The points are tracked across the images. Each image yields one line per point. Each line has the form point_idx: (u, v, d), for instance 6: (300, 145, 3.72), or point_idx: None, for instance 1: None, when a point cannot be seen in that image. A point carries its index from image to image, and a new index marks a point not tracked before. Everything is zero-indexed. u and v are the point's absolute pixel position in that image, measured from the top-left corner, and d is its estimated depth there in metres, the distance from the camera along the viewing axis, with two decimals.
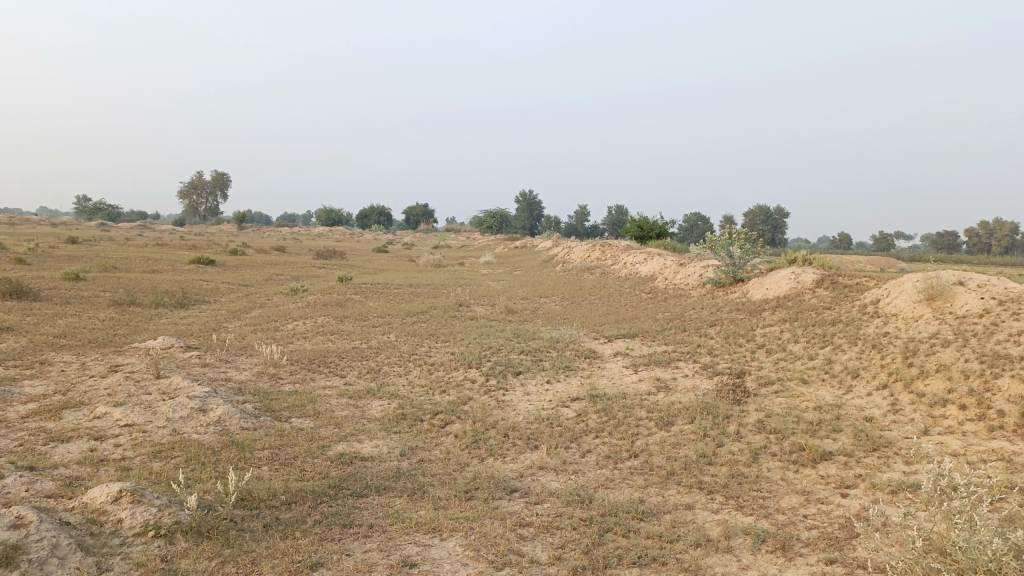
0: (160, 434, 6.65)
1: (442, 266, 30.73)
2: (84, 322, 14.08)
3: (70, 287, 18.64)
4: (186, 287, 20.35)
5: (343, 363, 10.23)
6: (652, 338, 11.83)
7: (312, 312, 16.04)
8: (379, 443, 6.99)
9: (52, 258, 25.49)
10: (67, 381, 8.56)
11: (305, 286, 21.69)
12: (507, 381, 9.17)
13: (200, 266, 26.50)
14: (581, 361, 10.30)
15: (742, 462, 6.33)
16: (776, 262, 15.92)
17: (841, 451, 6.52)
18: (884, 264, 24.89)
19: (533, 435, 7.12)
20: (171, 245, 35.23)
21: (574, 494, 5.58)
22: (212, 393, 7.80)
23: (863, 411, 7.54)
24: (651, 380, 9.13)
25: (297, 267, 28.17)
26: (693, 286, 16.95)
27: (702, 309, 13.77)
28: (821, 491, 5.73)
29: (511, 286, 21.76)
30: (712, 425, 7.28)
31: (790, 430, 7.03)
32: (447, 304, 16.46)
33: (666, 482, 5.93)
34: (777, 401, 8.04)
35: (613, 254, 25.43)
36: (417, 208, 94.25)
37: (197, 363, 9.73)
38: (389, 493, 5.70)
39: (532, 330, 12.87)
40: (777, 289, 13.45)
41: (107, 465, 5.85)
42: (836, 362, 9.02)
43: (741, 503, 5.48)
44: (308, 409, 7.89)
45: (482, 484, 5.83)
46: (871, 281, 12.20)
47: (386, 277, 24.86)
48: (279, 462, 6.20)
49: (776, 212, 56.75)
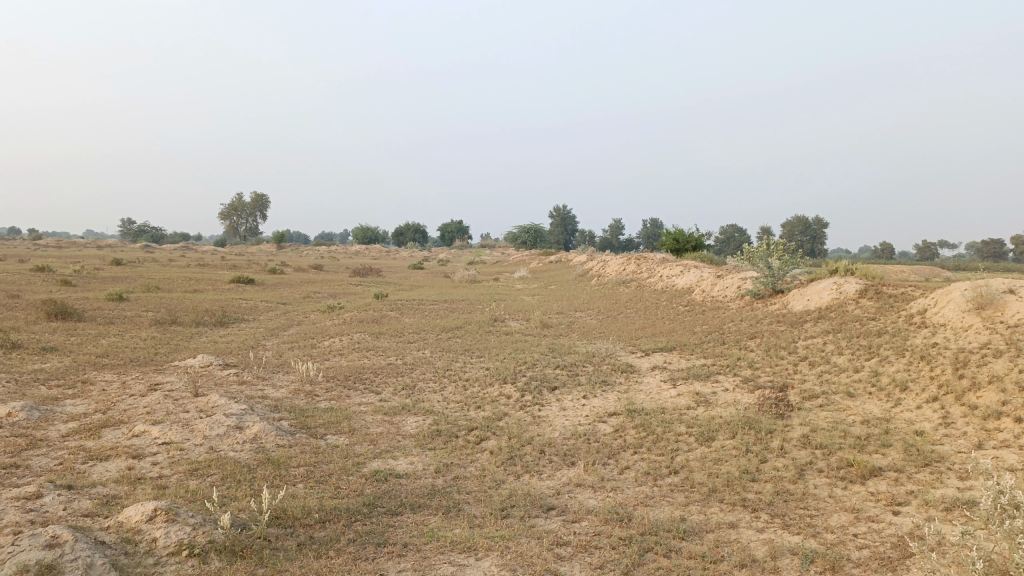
0: (197, 452, 6.67)
1: (477, 281, 30.74)
2: (126, 341, 14.31)
3: (113, 307, 19.01)
4: (225, 306, 20.62)
5: (378, 379, 10.21)
6: (691, 351, 11.62)
7: (349, 329, 16.10)
8: (414, 460, 6.92)
9: (96, 279, 26.07)
10: (107, 400, 8.66)
11: (341, 303, 21.83)
12: (543, 396, 9.05)
13: (239, 285, 26.88)
14: (618, 376, 10.14)
15: (787, 478, 6.12)
16: (817, 273, 15.57)
17: (891, 467, 6.26)
18: (928, 273, 24.27)
19: (570, 451, 6.99)
20: (211, 265, 35.87)
21: (613, 512, 5.44)
22: (249, 411, 7.82)
23: (912, 425, 7.27)
24: (690, 394, 8.94)
25: (334, 285, 28.41)
26: (732, 298, 16.67)
27: (741, 321, 13.50)
28: (871, 509, 5.49)
29: (547, 300, 21.66)
30: (755, 440, 7.07)
31: (836, 445, 6.80)
32: (482, 319, 16.41)
33: (707, 499, 5.75)
34: (822, 415, 7.79)
35: (649, 267, 25.19)
36: (452, 225, 94.73)
37: (234, 381, 9.79)
38: (424, 511, 5.62)
39: (568, 344, 12.74)
40: (818, 300, 13.14)
41: (144, 483, 5.87)
42: (882, 374, 8.73)
43: (788, 522, 5.28)
44: (343, 426, 7.87)
45: (518, 502, 5.72)
46: (917, 290, 11.84)
47: (421, 293, 24.93)
48: (313, 480, 6.16)
49: (815, 222, 55.85)
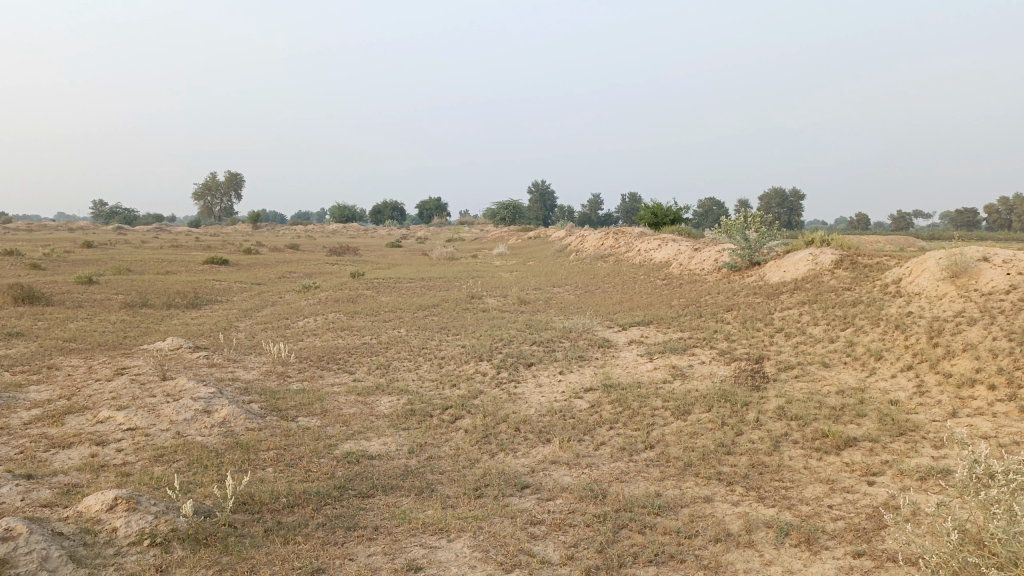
0: (163, 437, 6.51)
1: (455, 259, 30.53)
2: (95, 325, 14.03)
3: (83, 291, 18.63)
4: (198, 287, 20.29)
5: (352, 359, 10.07)
6: (667, 325, 11.58)
7: (324, 308, 15.89)
8: (387, 440, 6.80)
9: (66, 262, 25.56)
10: (72, 385, 8.45)
11: (317, 283, 21.58)
12: (519, 373, 8.96)
13: (213, 266, 26.50)
14: (595, 351, 10.07)
15: (763, 450, 6.09)
16: (793, 244, 15.58)
17: (866, 437, 6.25)
18: (903, 244, 24.44)
19: (545, 428, 6.91)
20: (185, 246, 35.33)
21: (588, 489, 5.37)
22: (217, 394, 7.65)
23: (887, 394, 7.26)
24: (666, 368, 8.89)
25: (310, 264, 28.08)
26: (709, 271, 16.65)
27: (718, 294, 13.48)
28: (847, 480, 5.47)
29: (525, 276, 21.55)
30: (731, 413, 7.02)
31: (812, 416, 6.78)
32: (459, 296, 16.27)
33: (683, 474, 5.70)
34: (797, 386, 7.77)
35: (627, 241, 25.13)
36: (430, 202, 94.10)
37: (205, 364, 9.60)
38: (397, 492, 5.52)
39: (545, 320, 12.66)
40: (794, 271, 13.15)
41: (107, 471, 5.71)
42: (858, 344, 8.73)
43: (763, 494, 5.24)
44: (315, 407, 7.73)
45: (492, 481, 5.63)
46: (892, 260, 11.86)
47: (398, 271, 24.72)
48: (283, 463, 6.02)
49: (791, 194, 56.12)
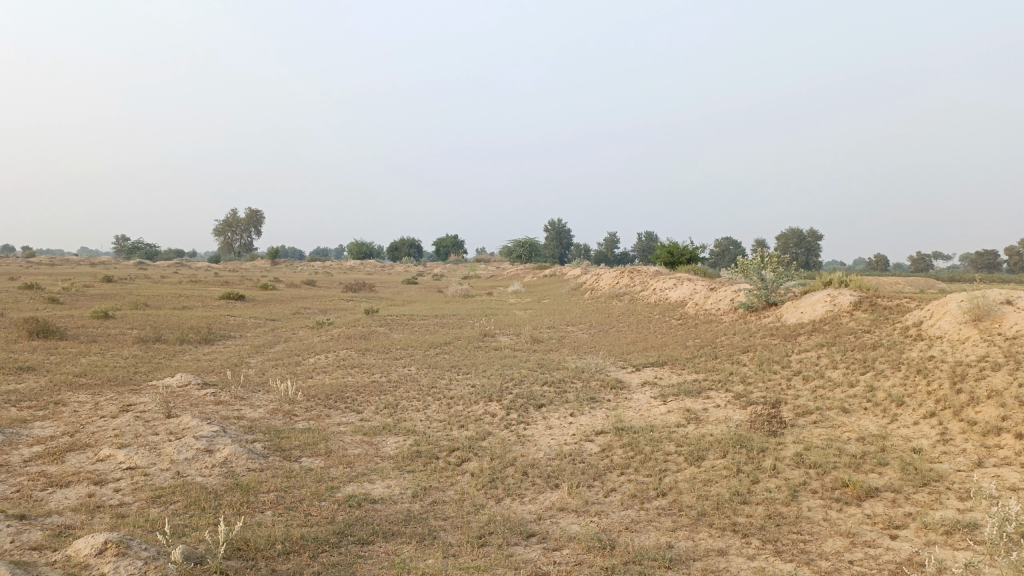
0: (162, 477, 6.36)
1: (470, 296, 30.44)
2: (107, 360, 13.99)
3: (98, 325, 18.68)
4: (211, 323, 20.30)
5: (360, 397, 9.92)
6: (682, 366, 11.36)
7: (335, 345, 15.79)
8: (391, 483, 6.62)
9: (84, 296, 25.75)
10: (77, 421, 8.36)
11: (330, 319, 21.53)
12: (529, 415, 8.76)
13: (229, 301, 26.57)
14: (607, 392, 9.85)
15: (780, 500, 5.84)
16: (811, 285, 15.35)
17: (888, 487, 5.99)
18: (922, 284, 24.18)
19: (554, 473, 6.70)
20: (203, 282, 35.55)
21: (595, 539, 5.15)
22: (220, 432, 7.52)
23: (910, 442, 7.00)
24: (680, 411, 8.66)
25: (325, 301, 28.10)
26: (725, 311, 16.42)
27: (734, 335, 13.24)
28: (868, 533, 5.21)
29: (539, 314, 21.39)
30: (747, 459, 6.78)
31: (831, 464, 6.53)
32: (471, 335, 16.12)
33: (696, 524, 5.46)
34: (816, 432, 7.52)
35: (642, 280, 24.96)
36: (446, 239, 94.55)
37: (211, 401, 9.49)
38: (397, 539, 5.33)
39: (558, 359, 12.47)
40: (812, 312, 12.91)
41: (103, 512, 5.56)
42: (878, 389, 8.47)
43: (780, 548, 5.00)
44: (319, 447, 7.57)
45: (497, 529, 5.43)
46: (912, 302, 11.61)
47: (413, 308, 24.65)
48: (283, 506, 5.85)
49: (809, 234, 55.82)
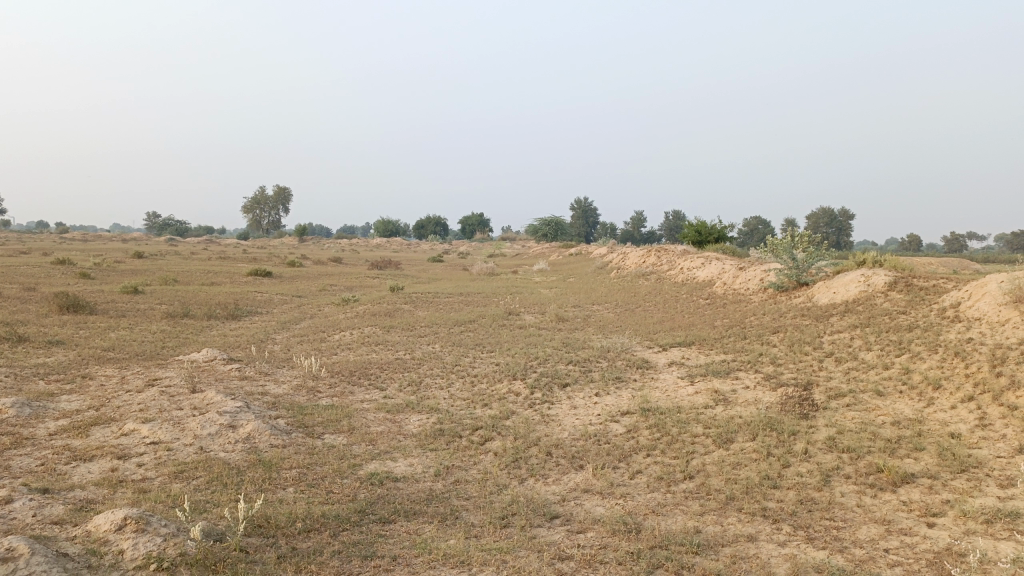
0: (185, 453, 6.34)
1: (496, 274, 30.33)
2: (135, 334, 14.09)
3: (127, 300, 18.86)
4: (238, 299, 20.41)
5: (384, 375, 9.86)
6: (710, 346, 11.16)
7: (361, 322, 15.77)
8: (414, 461, 6.55)
9: (115, 272, 26.04)
10: (103, 395, 8.39)
11: (356, 295, 21.54)
12: (553, 394, 8.64)
13: (256, 278, 26.73)
14: (633, 372, 9.69)
15: (812, 485, 5.67)
16: (843, 265, 15.01)
17: (924, 473, 5.79)
18: (955, 265, 23.66)
19: (578, 454, 6.58)
20: (230, 258, 35.81)
21: (621, 522, 5.03)
22: (244, 408, 7.50)
23: (947, 426, 6.77)
24: (708, 392, 8.48)
25: (351, 278, 28.15)
26: (754, 291, 16.13)
27: (764, 315, 12.99)
28: (904, 521, 5.03)
29: (565, 293, 21.22)
30: (778, 443, 6.61)
31: (865, 449, 6.33)
32: (496, 313, 16.01)
33: (725, 508, 5.32)
34: (849, 415, 7.31)
35: (669, 259, 24.63)
36: (472, 217, 94.35)
37: (236, 376, 9.49)
38: (419, 518, 5.25)
39: (583, 338, 12.31)
40: (845, 293, 12.61)
41: (125, 486, 5.55)
42: (914, 372, 8.22)
43: (812, 535, 4.84)
44: (342, 424, 7.52)
45: (520, 510, 5.33)
46: (950, 283, 11.27)
47: (438, 285, 24.60)
48: (304, 484, 5.80)
49: (840, 214, 54.85)
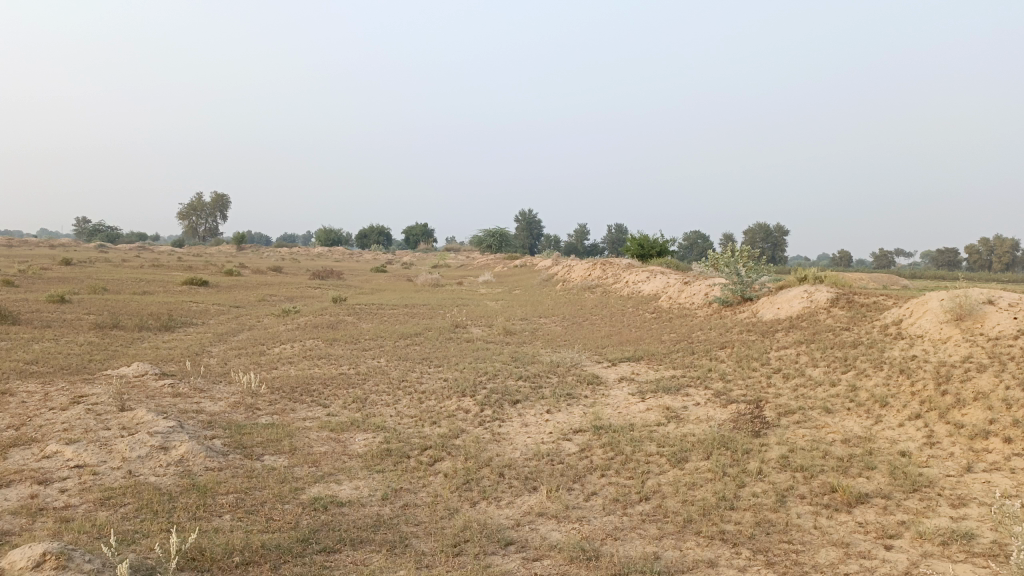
0: (113, 477, 5.92)
1: (441, 286, 30.02)
2: (60, 347, 13.35)
3: (53, 310, 17.94)
4: (173, 309, 19.64)
5: (327, 391, 9.51)
6: (659, 361, 11.12)
7: (302, 335, 15.31)
8: (360, 484, 6.25)
9: (40, 279, 24.83)
10: (24, 414, 7.84)
11: (297, 307, 20.97)
12: (504, 411, 8.43)
13: (192, 287, 25.83)
14: (584, 389, 9.56)
15: (768, 506, 5.60)
16: (786, 281, 15.23)
17: (878, 493, 5.78)
18: (886, 281, 24.45)
19: (531, 475, 6.39)
20: (165, 267, 34.58)
21: (578, 548, 4.85)
22: (177, 428, 7.08)
23: (896, 445, 6.81)
24: (660, 409, 8.40)
25: (292, 288, 27.47)
26: (699, 305, 16.24)
27: (710, 330, 13.04)
28: (862, 543, 4.99)
29: (511, 306, 21.06)
30: (731, 462, 6.54)
31: (819, 467, 6.31)
32: (443, 325, 15.74)
33: (682, 532, 5.19)
34: (799, 433, 7.30)
35: (614, 273, 24.72)
36: (417, 227, 93.71)
37: (169, 393, 9.01)
38: (366, 547, 4.98)
39: (532, 353, 12.14)
40: (789, 308, 12.76)
41: (46, 515, 5.12)
42: (861, 389, 8.29)
43: (772, 559, 4.75)
44: (283, 444, 7.16)
45: (472, 536, 5.11)
46: (890, 300, 11.51)
47: (382, 297, 24.15)
48: (242, 510, 5.47)
49: (776, 230, 56.30)
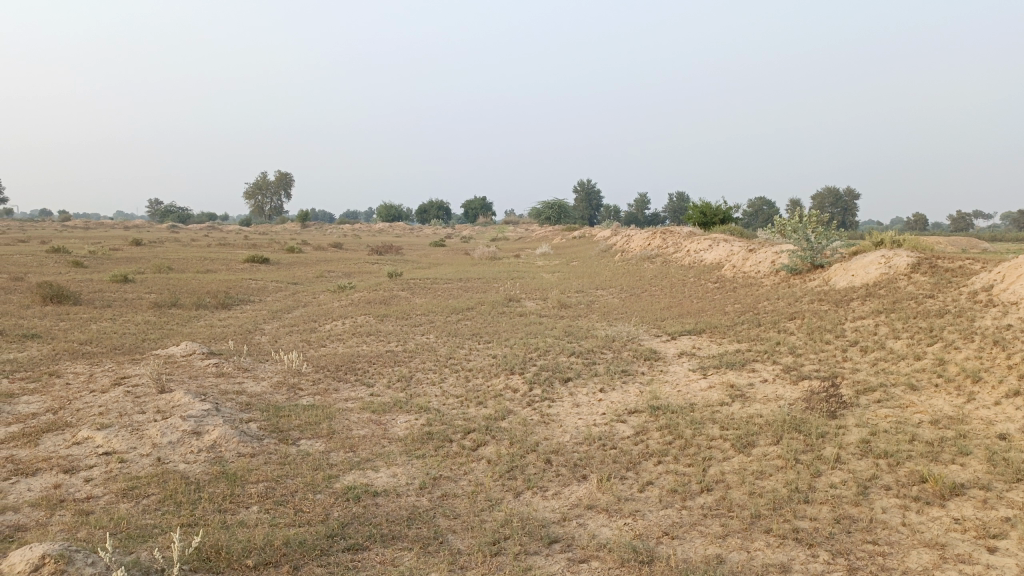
0: (140, 465, 5.65)
1: (498, 259, 29.60)
2: (118, 326, 13.40)
3: (115, 290, 18.17)
4: (230, 287, 19.70)
5: (372, 369, 9.16)
6: (722, 334, 10.44)
7: (354, 311, 15.07)
8: (398, 471, 5.86)
9: (108, 260, 25.37)
10: (65, 396, 7.69)
11: (353, 282, 20.79)
12: (554, 390, 7.94)
13: (253, 265, 26.00)
14: (640, 364, 8.97)
15: (848, 499, 4.97)
16: (860, 246, 14.23)
17: (975, 483, 5.08)
18: (967, 245, 22.94)
19: (581, 461, 5.88)
20: (229, 244, 35.16)
21: (631, 550, 4.33)
22: (212, 412, 6.80)
23: (993, 426, 6.05)
24: (723, 387, 7.77)
25: (349, 263, 27.44)
26: (766, 274, 15.36)
27: (778, 300, 12.24)
28: (961, 544, 4.33)
29: (567, 277, 20.44)
30: (805, 447, 5.89)
31: (905, 453, 5.63)
32: (496, 299, 15.31)
33: (749, 530, 4.62)
34: (881, 413, 6.59)
35: (675, 241, 23.83)
36: (476, 200, 93.34)
37: (212, 373, 8.80)
38: (398, 544, 4.57)
39: (586, 327, 11.60)
40: (865, 276, 11.85)
41: (65, 508, 4.85)
42: (950, 363, 7.49)
43: (854, 564, 4.14)
44: (322, 427, 6.83)
45: (513, 533, 4.64)
46: (978, 264, 10.54)
47: (438, 271, 23.80)
48: (271, 501, 5.13)
49: (847, 193, 54.03)
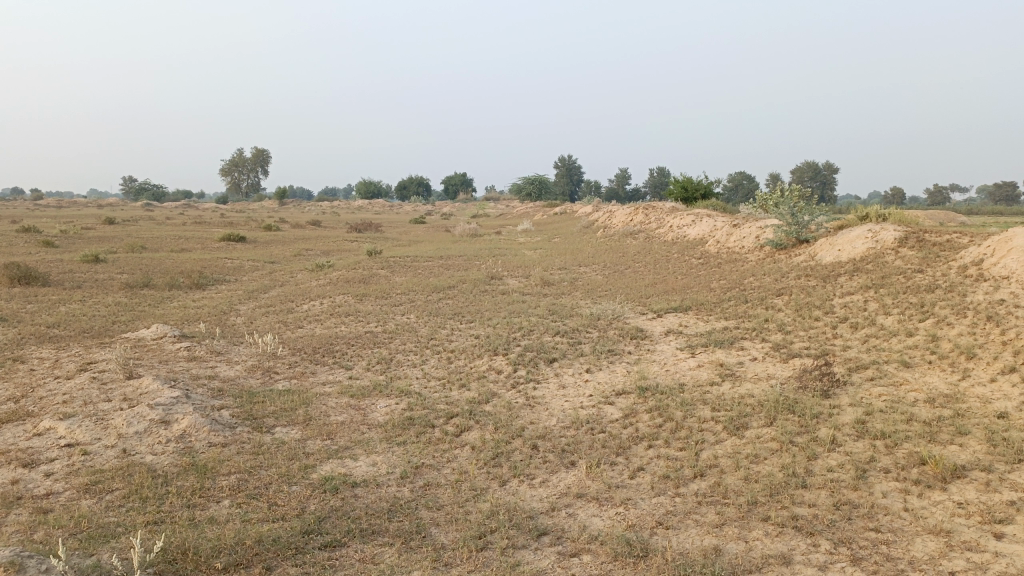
0: (104, 458, 5.34)
1: (479, 236, 29.24)
2: (87, 308, 12.97)
3: (86, 270, 17.65)
4: (206, 266, 19.23)
5: (351, 351, 8.87)
6: (709, 311, 10.24)
7: (332, 290, 14.72)
8: (377, 460, 5.60)
9: (79, 239, 24.72)
10: (28, 383, 7.34)
11: (331, 261, 20.37)
12: (539, 372, 7.69)
13: (229, 244, 25.45)
14: (627, 343, 8.75)
15: (847, 483, 4.78)
16: (845, 220, 14.04)
17: (976, 465, 4.91)
18: (947, 218, 22.95)
19: (569, 447, 5.65)
20: (204, 223, 34.43)
21: (624, 542, 4.12)
22: (182, 399, 6.49)
23: (990, 404, 5.89)
24: (712, 366, 7.57)
25: (328, 242, 26.96)
26: (751, 249, 15.18)
27: (763, 276, 12.06)
28: (966, 531, 4.15)
29: (549, 254, 20.16)
30: (799, 429, 5.70)
31: (902, 434, 5.45)
32: (478, 277, 15.01)
33: (747, 518, 4.41)
34: (875, 392, 6.42)
35: (658, 217, 23.59)
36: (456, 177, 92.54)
37: (183, 357, 8.46)
38: (379, 539, 4.32)
39: (570, 305, 11.35)
40: (852, 250, 11.68)
41: (22, 506, 4.55)
42: (943, 339, 7.33)
43: (858, 554, 3.95)
44: (298, 414, 6.55)
45: (500, 525, 4.41)
46: (966, 238, 10.40)
47: (418, 248, 23.43)
48: (244, 494, 4.85)
49: (827, 168, 54.06)
